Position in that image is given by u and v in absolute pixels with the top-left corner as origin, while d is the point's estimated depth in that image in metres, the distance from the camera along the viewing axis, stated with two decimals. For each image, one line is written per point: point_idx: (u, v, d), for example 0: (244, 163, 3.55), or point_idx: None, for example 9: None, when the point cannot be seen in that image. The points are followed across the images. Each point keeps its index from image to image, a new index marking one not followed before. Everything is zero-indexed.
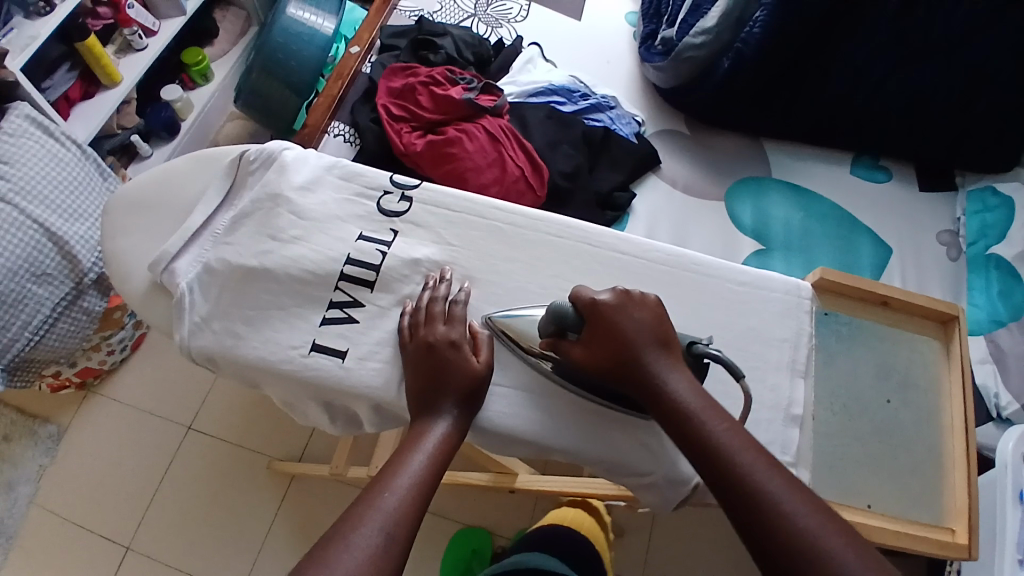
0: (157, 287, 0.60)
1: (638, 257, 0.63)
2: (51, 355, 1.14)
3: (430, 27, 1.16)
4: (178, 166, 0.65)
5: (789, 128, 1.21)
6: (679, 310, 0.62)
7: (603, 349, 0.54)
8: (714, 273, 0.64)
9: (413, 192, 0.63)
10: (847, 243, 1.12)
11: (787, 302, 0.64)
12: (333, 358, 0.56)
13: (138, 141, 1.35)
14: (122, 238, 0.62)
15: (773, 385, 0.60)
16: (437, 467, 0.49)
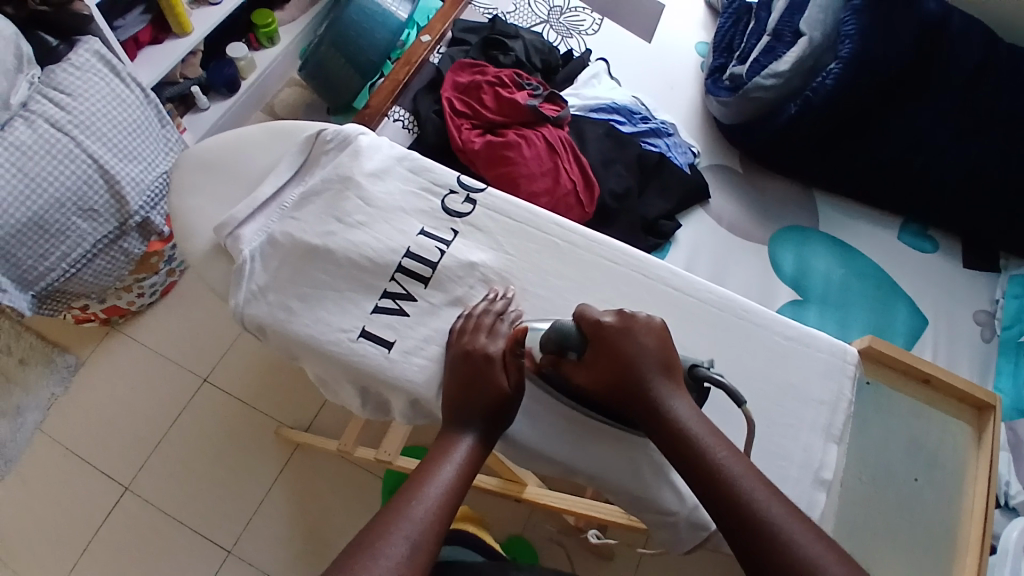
0: (219, 249, 0.61)
1: (688, 295, 0.63)
2: (82, 290, 1.16)
3: (503, 27, 1.17)
4: (254, 133, 0.66)
5: (843, 183, 1.20)
6: (723, 355, 0.62)
7: (605, 372, 0.54)
8: (761, 323, 0.64)
9: (478, 195, 0.64)
10: (884, 308, 1.11)
11: (830, 364, 0.64)
12: (379, 348, 0.57)
13: (197, 93, 1.37)
14: (188, 195, 0.63)
15: (805, 445, 0.61)
16: (465, 476, 0.49)
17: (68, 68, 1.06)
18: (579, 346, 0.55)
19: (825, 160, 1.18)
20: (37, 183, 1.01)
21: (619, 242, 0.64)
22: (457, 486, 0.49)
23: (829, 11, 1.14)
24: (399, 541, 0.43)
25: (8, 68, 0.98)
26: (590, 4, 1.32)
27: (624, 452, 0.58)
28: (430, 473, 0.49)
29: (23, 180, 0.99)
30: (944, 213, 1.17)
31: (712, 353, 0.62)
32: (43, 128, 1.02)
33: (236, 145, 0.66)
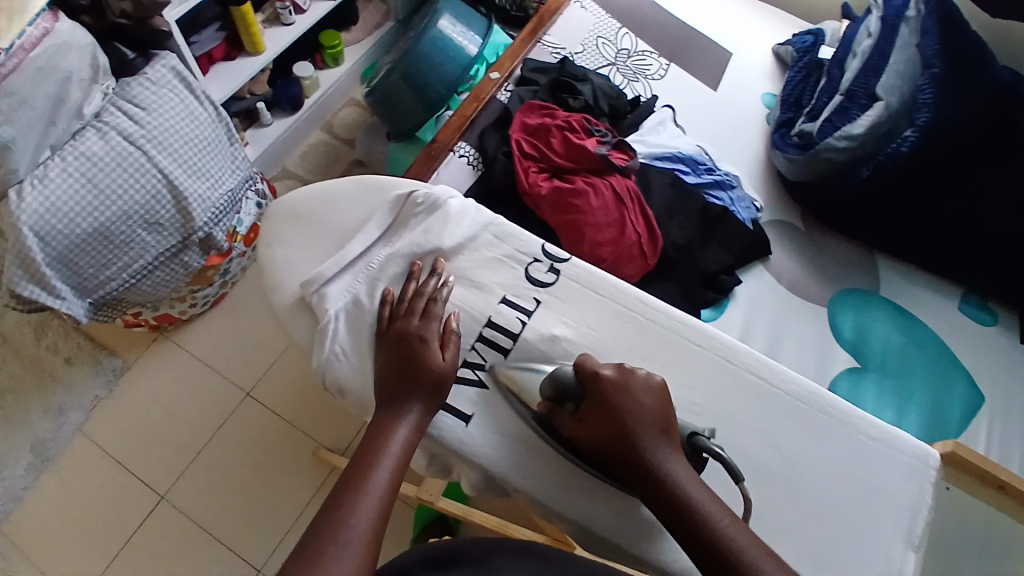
0: (304, 304, 0.71)
1: (775, 388, 0.65)
2: (139, 298, 1.17)
3: (573, 69, 1.17)
4: (346, 189, 0.77)
5: (908, 248, 1.16)
6: (808, 452, 0.64)
7: (600, 424, 0.59)
8: (842, 416, 0.65)
9: (561, 265, 0.71)
10: (941, 380, 1.06)
11: (910, 468, 0.64)
12: (458, 420, 0.65)
13: (263, 110, 1.40)
14: (287, 247, 0.74)
15: (880, 549, 0.61)
16: (400, 460, 0.58)
17: (144, 83, 1.06)
18: (576, 395, 0.61)
19: (892, 231, 1.16)
20: (106, 196, 1.01)
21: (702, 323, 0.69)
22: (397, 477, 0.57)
23: (906, 79, 1.14)
24: (339, 544, 0.50)
25: (82, 79, 0.98)
26: (659, 48, 1.32)
27: (638, 511, 0.63)
28: (374, 467, 0.57)
29: (93, 192, 1.00)
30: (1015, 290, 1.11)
31: (795, 447, 0.64)
32: (116, 141, 1.02)
33: (330, 198, 0.77)
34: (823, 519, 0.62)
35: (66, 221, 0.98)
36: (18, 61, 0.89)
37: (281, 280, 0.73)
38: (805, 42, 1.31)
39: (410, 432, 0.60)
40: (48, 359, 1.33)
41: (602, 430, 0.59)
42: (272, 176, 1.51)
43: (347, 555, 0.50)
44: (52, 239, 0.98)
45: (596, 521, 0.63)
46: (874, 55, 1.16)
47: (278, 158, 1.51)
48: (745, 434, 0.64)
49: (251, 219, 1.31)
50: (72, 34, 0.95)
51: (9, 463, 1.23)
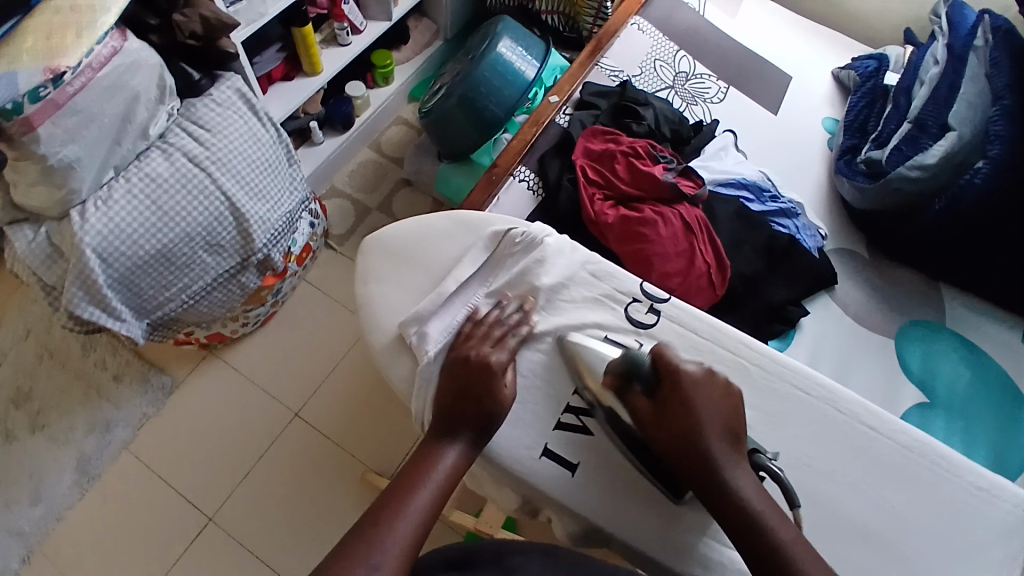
0: (401, 344, 0.74)
1: (883, 436, 0.67)
2: (195, 318, 1.17)
3: (634, 93, 1.16)
4: (440, 227, 0.81)
5: (981, 284, 1.08)
6: (916, 507, 0.64)
7: (668, 424, 0.61)
8: (950, 470, 0.66)
9: (662, 306, 0.74)
10: (1014, 425, 0.96)
11: (1013, 520, 0.65)
12: (565, 469, 0.67)
13: (315, 128, 1.42)
14: (382, 285, 0.78)
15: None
16: (448, 483, 0.61)
17: (209, 104, 1.06)
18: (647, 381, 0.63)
19: (962, 265, 1.08)
20: (170, 218, 1.01)
21: (807, 368, 0.70)
22: (441, 498, 0.60)
23: (976, 109, 1.09)
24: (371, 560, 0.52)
25: (149, 100, 0.98)
26: (717, 71, 1.30)
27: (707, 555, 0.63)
28: (415, 487, 0.59)
29: (157, 214, 1.00)
30: None
31: (906, 501, 0.65)
32: (180, 162, 1.02)
33: (421, 233, 0.82)
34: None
35: (129, 243, 0.98)
36: (85, 80, 0.89)
37: (379, 318, 0.76)
38: (868, 67, 1.29)
39: (457, 456, 0.63)
40: (96, 375, 1.33)
41: (673, 425, 0.61)
42: (322, 194, 1.51)
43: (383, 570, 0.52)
44: (114, 260, 0.98)
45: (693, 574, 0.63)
46: (943, 85, 1.13)
47: (327, 176, 1.52)
48: (854, 491, 0.65)
49: (304, 238, 1.32)
50: (141, 53, 0.95)
51: (53, 479, 1.23)
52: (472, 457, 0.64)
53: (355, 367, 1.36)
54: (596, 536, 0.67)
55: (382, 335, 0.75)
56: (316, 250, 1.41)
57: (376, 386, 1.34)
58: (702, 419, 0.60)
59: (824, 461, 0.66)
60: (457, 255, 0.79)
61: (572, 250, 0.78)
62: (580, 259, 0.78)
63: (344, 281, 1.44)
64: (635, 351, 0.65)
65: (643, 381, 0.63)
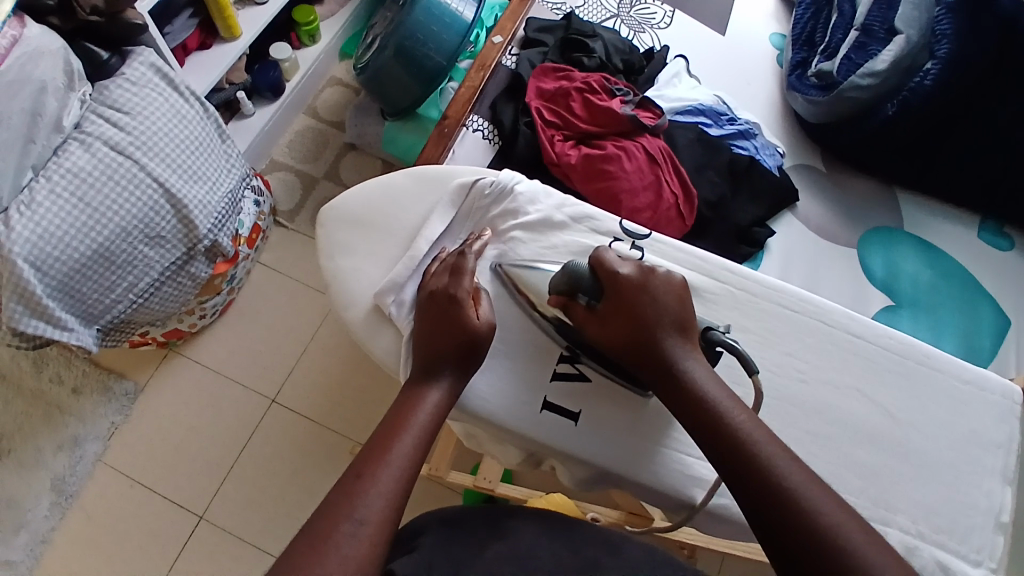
0: (379, 318, 0.71)
1: (869, 341, 0.69)
2: (148, 317, 1.10)
3: (580, 26, 1.13)
4: (404, 185, 0.77)
5: (935, 183, 1.11)
6: (911, 406, 0.67)
7: (618, 327, 0.61)
8: (940, 365, 0.69)
9: (644, 242, 0.72)
10: (972, 314, 1.01)
11: (1000, 406, 0.69)
12: (566, 418, 0.65)
13: (243, 99, 1.32)
14: (350, 256, 0.74)
15: (982, 490, 0.66)
16: (434, 424, 0.58)
17: (122, 83, 0.96)
18: (591, 291, 0.62)
19: (910, 166, 1.11)
20: (101, 214, 0.92)
21: (792, 287, 0.71)
22: (425, 441, 0.57)
23: (923, 8, 1.10)
24: (352, 522, 0.49)
25: (58, 88, 0.88)
26: None
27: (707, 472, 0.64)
28: (398, 433, 0.56)
29: (86, 211, 0.91)
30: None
31: (900, 402, 0.67)
32: (103, 152, 0.92)
33: (383, 196, 0.77)
34: (934, 473, 0.66)
35: (62, 247, 0.89)
36: None
37: (351, 292, 0.72)
38: None
39: (441, 397, 0.60)
40: (52, 392, 1.25)
41: (620, 326, 0.61)
42: (262, 170, 1.42)
43: (365, 530, 0.49)
44: (50, 267, 0.89)
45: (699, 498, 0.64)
46: None
47: (264, 149, 1.42)
48: (855, 399, 0.67)
49: (251, 219, 1.24)
50: (43, 40, 0.86)
51: (31, 504, 1.16)
52: (455, 401, 0.61)
53: (327, 346, 1.31)
54: (606, 479, 0.66)
55: (358, 309, 0.71)
56: (265, 228, 1.33)
57: (350, 363, 1.30)
58: (646, 314, 0.60)
59: (823, 371, 0.67)
60: (424, 213, 0.75)
61: (544, 195, 0.74)
62: (554, 202, 0.74)
63: (301, 259, 1.37)
64: (571, 262, 0.64)
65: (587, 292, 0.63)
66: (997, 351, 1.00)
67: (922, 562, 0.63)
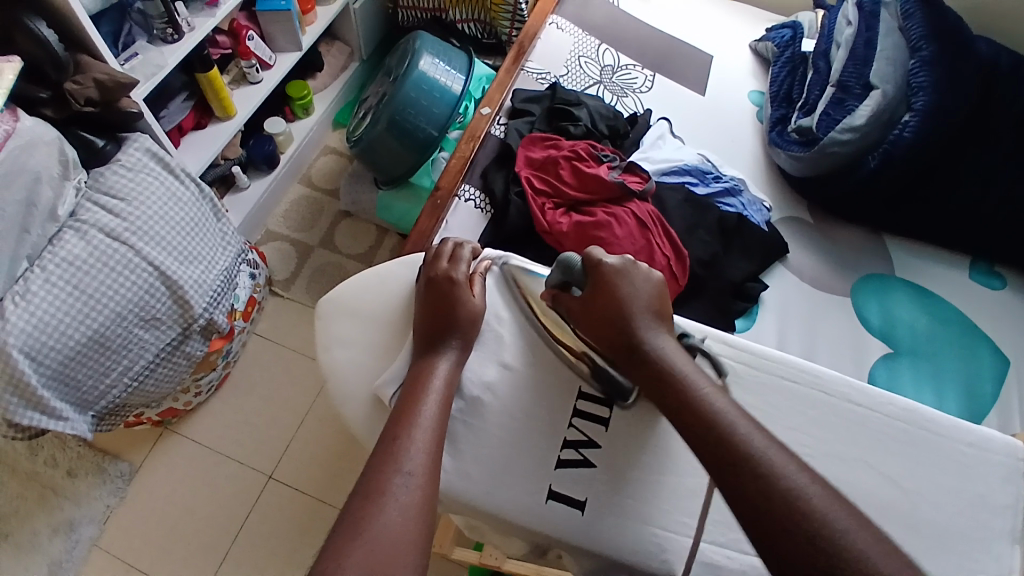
0: (378, 410, 0.71)
1: (871, 410, 0.68)
2: (143, 399, 1.08)
3: (565, 95, 1.17)
4: (399, 271, 0.78)
5: (919, 230, 1.13)
6: (919, 475, 0.66)
7: (601, 302, 0.66)
8: (943, 431, 0.68)
9: None
10: (972, 356, 1.01)
11: (1009, 467, 0.67)
12: (573, 508, 0.64)
13: (239, 173, 1.34)
14: (346, 345, 0.74)
15: (999, 556, 0.64)
16: None
17: (119, 171, 0.98)
18: (580, 277, 0.69)
19: (897, 214, 1.12)
20: (97, 301, 0.92)
21: (789, 356, 0.71)
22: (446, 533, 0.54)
23: (897, 62, 1.14)
24: None
25: (53, 178, 0.89)
26: (640, 61, 1.31)
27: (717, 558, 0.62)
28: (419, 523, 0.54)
29: (81, 299, 0.91)
30: (1016, 248, 1.09)
31: (908, 470, 0.66)
32: (99, 240, 0.93)
33: (378, 283, 0.78)
34: (948, 541, 0.64)
35: (57, 336, 0.89)
36: None
37: (350, 384, 0.72)
38: (783, 37, 1.34)
39: None
40: (46, 474, 1.21)
41: (601, 306, 0.66)
42: (257, 241, 1.43)
43: None
44: (44, 357, 0.88)
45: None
46: (859, 44, 1.18)
47: (259, 221, 1.44)
48: (862, 470, 0.66)
49: (246, 292, 1.24)
50: (36, 131, 0.88)
51: None
52: None
53: (325, 416, 1.29)
54: (615, 568, 0.64)
55: (359, 404, 0.71)
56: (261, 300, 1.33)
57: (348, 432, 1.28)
58: (619, 287, 0.66)
59: (828, 443, 0.67)
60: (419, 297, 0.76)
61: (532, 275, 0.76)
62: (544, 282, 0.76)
63: (296, 328, 1.37)
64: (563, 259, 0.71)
65: (575, 279, 0.69)
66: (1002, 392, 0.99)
67: None
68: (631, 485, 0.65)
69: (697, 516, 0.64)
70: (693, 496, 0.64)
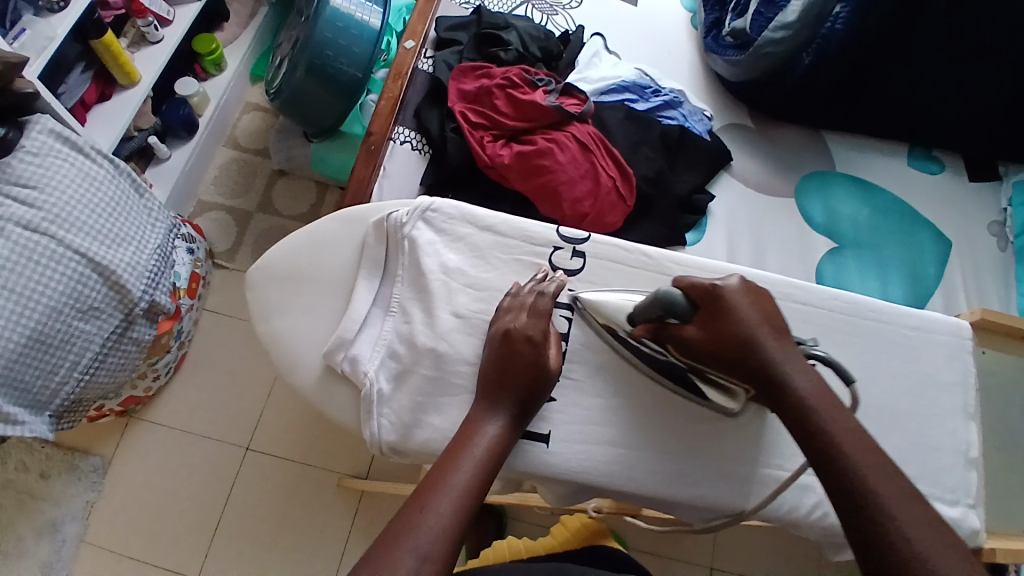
0: (328, 376, 0.71)
1: (817, 306, 0.71)
2: (99, 391, 1.04)
3: (491, 18, 1.10)
4: (330, 229, 0.75)
5: (857, 123, 1.14)
6: (863, 363, 0.70)
7: (716, 341, 0.57)
8: (888, 318, 0.71)
9: (584, 245, 0.72)
10: (915, 242, 1.06)
11: (952, 344, 0.71)
12: (539, 443, 0.66)
13: (156, 142, 1.25)
14: (290, 313, 0.73)
15: (948, 429, 0.69)
16: (487, 469, 0.56)
17: (24, 158, 0.90)
18: (683, 312, 0.59)
19: (836, 112, 1.13)
20: (28, 297, 0.87)
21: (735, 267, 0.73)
22: (482, 480, 0.55)
23: None
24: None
25: None
26: None
27: (676, 465, 0.66)
28: (455, 466, 0.55)
29: (9, 298, 0.85)
30: (947, 131, 1.11)
31: (854, 360, 0.70)
32: (16, 233, 0.86)
33: (306, 244, 0.75)
34: (895, 422, 0.68)
35: None
36: None
37: (297, 352, 0.72)
38: None
39: (498, 430, 0.59)
40: (18, 479, 1.18)
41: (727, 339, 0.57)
42: (190, 213, 1.36)
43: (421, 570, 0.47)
44: None
45: (670, 490, 0.65)
46: None
47: (189, 191, 1.36)
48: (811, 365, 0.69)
49: (186, 268, 1.19)
50: None
51: None
52: (513, 437, 0.60)
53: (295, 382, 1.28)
54: (585, 491, 0.67)
55: (308, 372, 0.71)
56: (204, 274, 1.27)
57: None
58: (739, 314, 0.57)
59: None
60: (352, 249, 0.75)
61: (471, 214, 0.72)
62: (489, 218, 0.73)
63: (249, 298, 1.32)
64: (661, 289, 0.61)
65: (683, 316, 0.59)
66: (943, 272, 1.04)
67: None
68: (692, 444, 0.66)
69: (658, 432, 0.66)
70: (769, 446, 0.67)
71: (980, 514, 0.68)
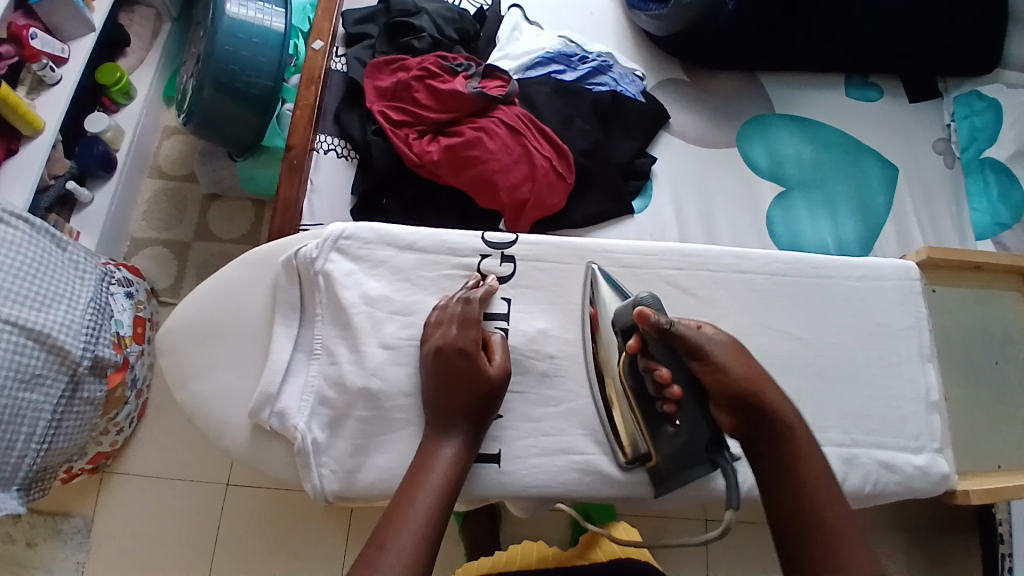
0: (261, 434, 0.69)
1: (760, 273, 0.70)
2: (63, 456, 1.01)
3: (401, 5, 1.04)
4: (240, 275, 0.72)
5: (792, 60, 1.11)
6: (813, 324, 0.69)
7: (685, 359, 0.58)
8: (832, 272, 0.71)
9: (512, 250, 0.71)
10: (861, 174, 1.05)
11: (901, 288, 0.71)
12: (490, 464, 0.65)
13: (77, 188, 1.18)
14: (222, 364, 0.70)
15: (907, 373, 0.69)
16: (446, 490, 0.56)
17: None
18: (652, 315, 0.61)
19: (769, 53, 1.10)
20: None
21: (675, 245, 0.71)
22: (443, 501, 0.55)
23: None
24: None
25: None
26: None
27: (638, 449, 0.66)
28: (414, 495, 0.54)
29: None
30: (882, 56, 1.09)
31: (804, 319, 0.69)
32: None
33: (222, 293, 0.72)
34: (853, 376, 0.68)
35: None
36: None
37: (228, 410, 0.69)
38: None
39: (454, 450, 0.58)
40: (5, 552, 1.15)
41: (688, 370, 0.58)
42: (127, 253, 1.30)
43: None
44: None
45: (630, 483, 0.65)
46: None
47: (121, 230, 1.29)
48: (763, 331, 0.68)
49: (129, 314, 1.13)
50: None
51: None
52: (468, 458, 0.59)
53: None
54: (553, 498, 0.66)
55: (242, 430, 0.69)
56: (151, 317, 1.22)
57: None
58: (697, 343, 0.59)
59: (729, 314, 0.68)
60: (265, 290, 0.71)
61: (390, 237, 0.70)
62: (411, 235, 0.70)
63: None
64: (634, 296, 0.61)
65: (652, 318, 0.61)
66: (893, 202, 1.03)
67: (863, 468, 0.66)
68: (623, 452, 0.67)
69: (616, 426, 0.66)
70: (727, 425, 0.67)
71: (946, 457, 0.68)
